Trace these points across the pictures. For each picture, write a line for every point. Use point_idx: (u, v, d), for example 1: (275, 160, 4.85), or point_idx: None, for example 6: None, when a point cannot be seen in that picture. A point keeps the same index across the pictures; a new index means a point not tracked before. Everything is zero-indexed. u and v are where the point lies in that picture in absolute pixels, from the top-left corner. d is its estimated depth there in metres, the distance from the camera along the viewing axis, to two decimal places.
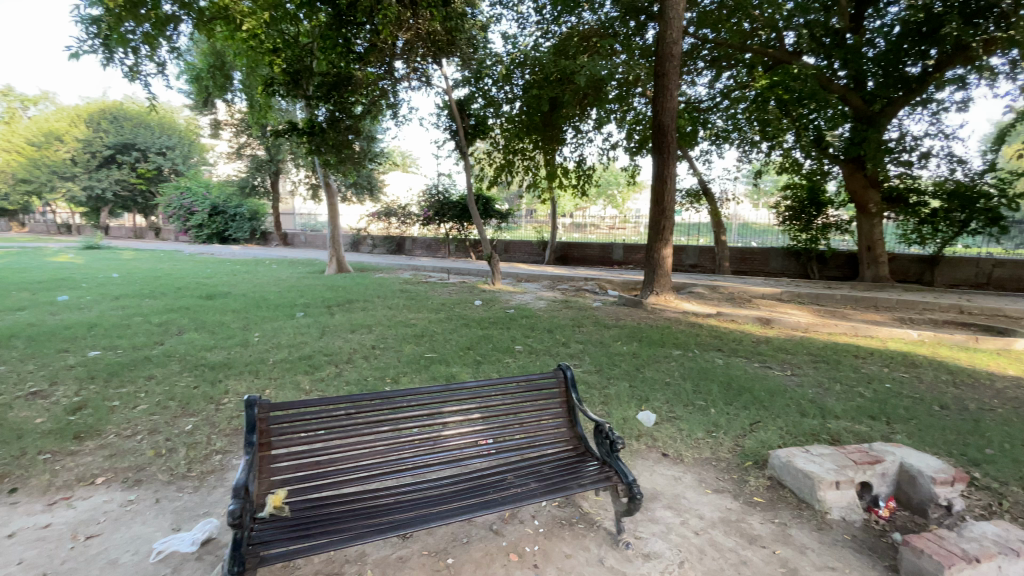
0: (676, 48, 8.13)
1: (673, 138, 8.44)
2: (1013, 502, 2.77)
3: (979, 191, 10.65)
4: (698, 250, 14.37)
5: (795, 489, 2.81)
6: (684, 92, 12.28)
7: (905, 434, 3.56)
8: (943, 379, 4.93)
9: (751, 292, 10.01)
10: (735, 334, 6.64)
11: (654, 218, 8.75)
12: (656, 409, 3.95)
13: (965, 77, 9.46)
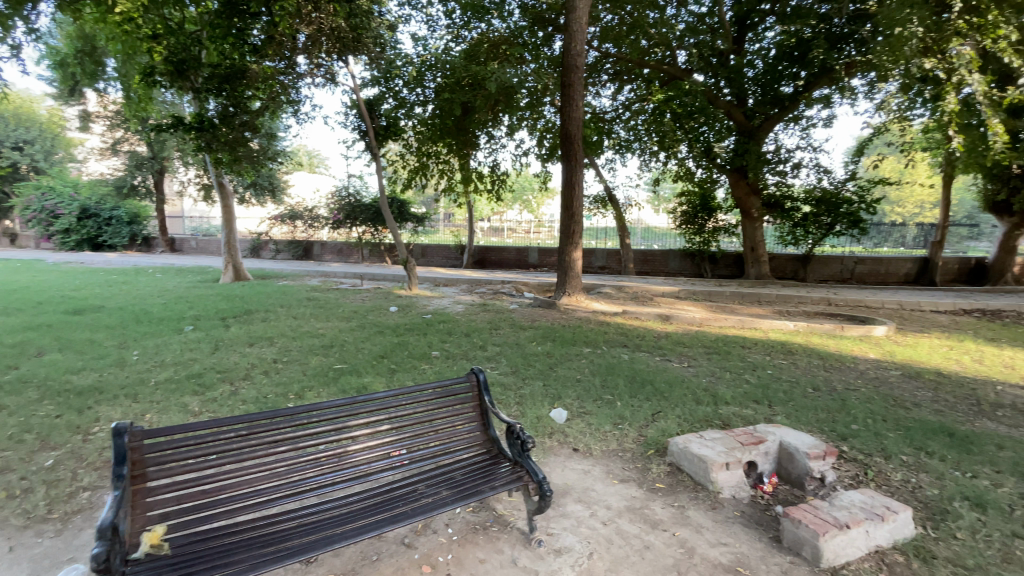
0: (581, 60, 8.51)
1: (579, 146, 8.78)
2: (867, 467, 3.21)
3: (844, 197, 12.26)
4: (606, 253, 15.26)
5: (691, 472, 3.03)
6: (590, 102, 12.87)
7: (782, 414, 3.99)
8: (814, 364, 5.59)
9: (653, 291, 10.72)
10: (641, 331, 7.06)
11: (565, 223, 9.10)
12: (568, 405, 4.08)
13: (829, 96, 10.84)
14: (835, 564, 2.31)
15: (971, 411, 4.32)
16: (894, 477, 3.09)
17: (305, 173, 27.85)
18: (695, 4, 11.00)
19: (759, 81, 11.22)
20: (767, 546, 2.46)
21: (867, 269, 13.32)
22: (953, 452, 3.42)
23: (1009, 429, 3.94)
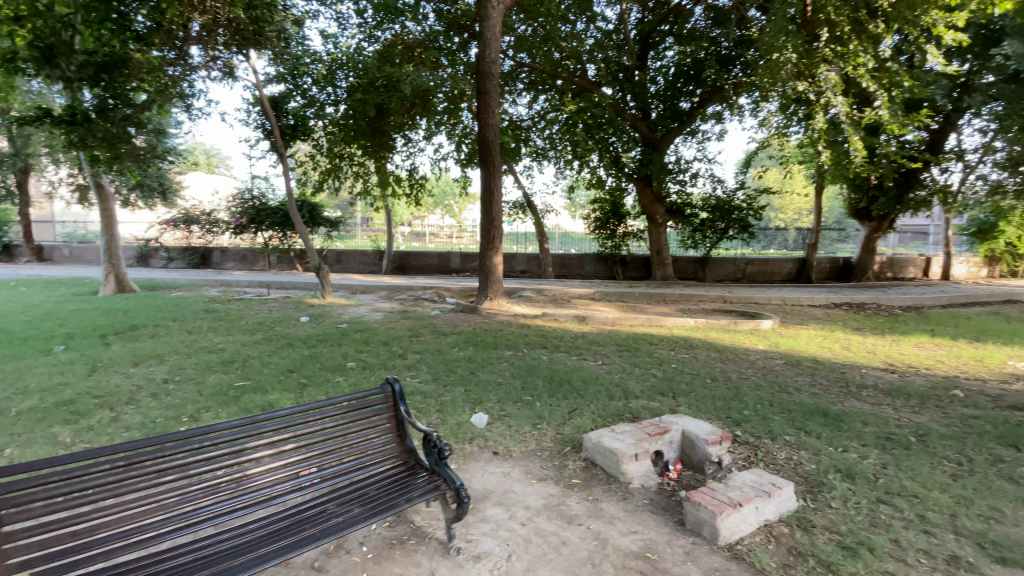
0: (496, 68, 8.61)
1: (496, 152, 8.89)
2: (756, 448, 3.56)
3: (735, 205, 13.56)
4: (526, 257, 15.53)
5: (604, 466, 3.17)
6: (507, 109, 13.09)
7: (685, 405, 4.31)
8: (713, 357, 6.10)
9: (571, 294, 11.11)
10: (559, 332, 7.29)
11: (485, 227, 9.15)
12: (489, 409, 4.11)
13: (721, 113, 11.91)
14: (731, 541, 2.53)
15: (839, 392, 4.95)
16: (779, 456, 3.45)
17: (202, 173, 25.56)
18: (603, 21, 11.61)
19: (660, 97, 12.18)
20: (673, 530, 2.64)
21: (756, 269, 14.77)
22: (826, 429, 3.89)
23: (868, 406, 4.56)
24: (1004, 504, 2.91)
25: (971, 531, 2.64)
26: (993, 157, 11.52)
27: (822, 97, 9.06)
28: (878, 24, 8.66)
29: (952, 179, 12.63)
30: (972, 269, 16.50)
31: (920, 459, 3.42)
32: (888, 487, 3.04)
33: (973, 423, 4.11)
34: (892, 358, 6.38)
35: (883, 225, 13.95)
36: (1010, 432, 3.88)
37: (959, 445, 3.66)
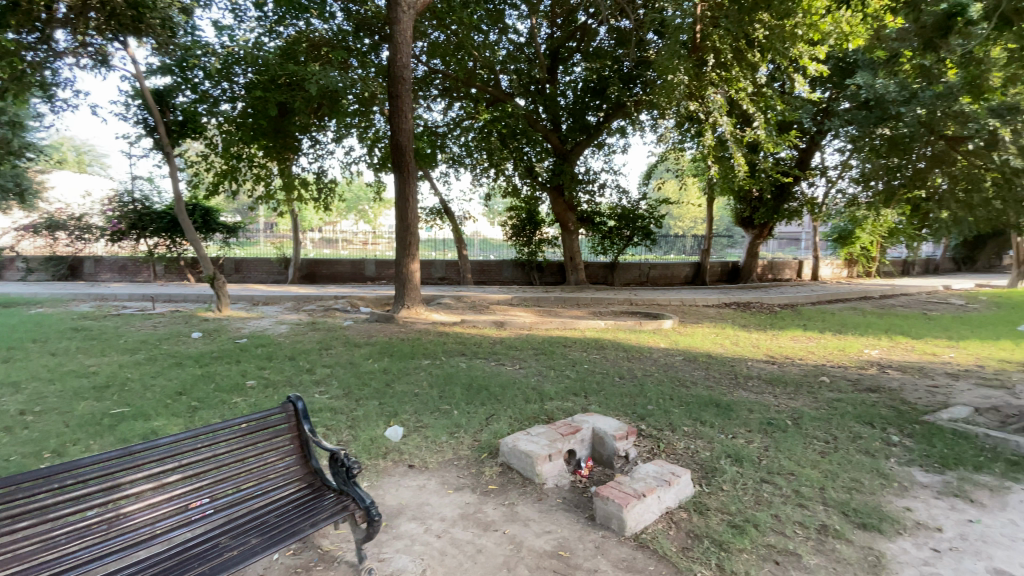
0: (408, 73, 8.50)
1: (411, 158, 8.75)
2: (659, 440, 3.82)
3: (639, 214, 14.61)
4: (444, 264, 15.29)
5: (520, 469, 3.23)
6: (421, 115, 12.94)
7: (596, 403, 4.51)
8: (621, 356, 6.46)
9: (489, 300, 11.19)
10: (477, 339, 7.30)
11: (400, 234, 8.95)
12: (404, 421, 4.01)
13: (625, 128, 12.69)
14: (636, 530, 2.69)
15: (730, 383, 5.46)
16: (679, 446, 3.73)
17: (71, 172, 22.50)
18: (515, 33, 11.89)
19: (570, 110, 12.66)
20: (584, 526, 2.74)
21: (658, 272, 15.86)
22: (718, 418, 4.27)
23: (754, 395, 5.07)
24: (860, 474, 3.37)
25: (835, 500, 3.02)
26: (848, 174, 13.39)
27: (710, 116, 9.96)
28: (754, 53, 9.73)
29: (818, 192, 14.46)
30: (835, 270, 18.98)
31: (795, 440, 3.86)
32: (770, 467, 3.40)
33: (836, 404, 4.72)
34: (773, 350, 7.16)
35: (764, 232, 15.61)
36: (864, 411, 4.51)
37: (825, 426, 4.18)
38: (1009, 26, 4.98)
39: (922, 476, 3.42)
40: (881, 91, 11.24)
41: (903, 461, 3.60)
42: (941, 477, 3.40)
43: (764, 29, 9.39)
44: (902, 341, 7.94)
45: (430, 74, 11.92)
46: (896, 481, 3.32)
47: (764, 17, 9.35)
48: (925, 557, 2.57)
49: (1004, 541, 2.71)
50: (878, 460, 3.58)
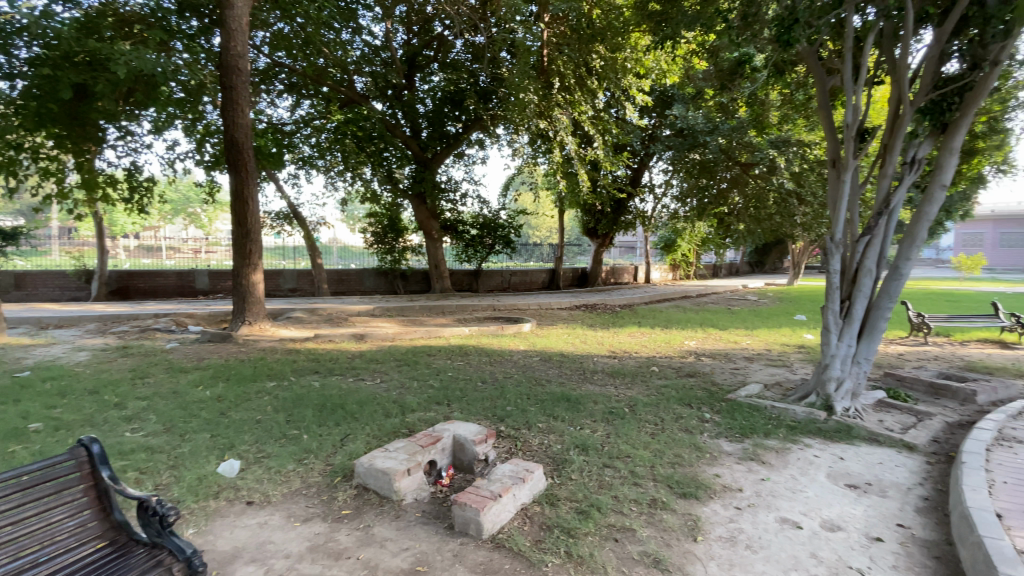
0: (244, 63, 7.69)
1: (250, 158, 7.90)
2: (516, 440, 3.99)
3: (500, 223, 15.11)
4: (295, 273, 14.11)
5: (377, 488, 3.11)
6: (264, 110, 11.81)
7: (458, 410, 4.55)
8: (483, 361, 6.63)
9: (348, 311, 10.60)
10: (332, 354, 6.85)
11: (238, 242, 8.03)
12: (242, 453, 3.59)
13: (482, 139, 13.07)
14: (493, 531, 2.77)
15: (580, 379, 5.94)
16: (534, 443, 3.93)
17: None
18: (369, 35, 11.49)
19: (429, 117, 12.62)
20: (442, 536, 2.74)
21: (519, 279, 16.71)
22: (569, 413, 4.62)
23: (600, 388, 5.59)
24: (681, 449, 3.92)
25: (662, 475, 3.46)
26: (670, 192, 15.59)
27: (558, 134, 10.74)
28: (593, 80, 10.77)
29: (649, 207, 16.51)
30: (664, 275, 21.66)
31: (632, 425, 4.34)
32: (611, 453, 3.77)
33: (665, 390, 5.42)
34: (616, 347, 7.98)
35: (607, 241, 17.31)
36: (685, 395, 5.26)
37: (656, 410, 4.78)
38: (778, 77, 6.23)
39: (727, 445, 4.09)
40: (693, 122, 12.86)
41: (714, 434, 4.28)
42: (741, 444, 4.11)
43: (600, 59, 10.48)
44: (714, 332, 9.46)
45: (274, 67, 10.88)
46: (709, 452, 3.92)
47: (600, 49, 10.52)
48: (729, 514, 3.07)
49: (783, 491, 3.37)
50: (695, 436, 4.20)
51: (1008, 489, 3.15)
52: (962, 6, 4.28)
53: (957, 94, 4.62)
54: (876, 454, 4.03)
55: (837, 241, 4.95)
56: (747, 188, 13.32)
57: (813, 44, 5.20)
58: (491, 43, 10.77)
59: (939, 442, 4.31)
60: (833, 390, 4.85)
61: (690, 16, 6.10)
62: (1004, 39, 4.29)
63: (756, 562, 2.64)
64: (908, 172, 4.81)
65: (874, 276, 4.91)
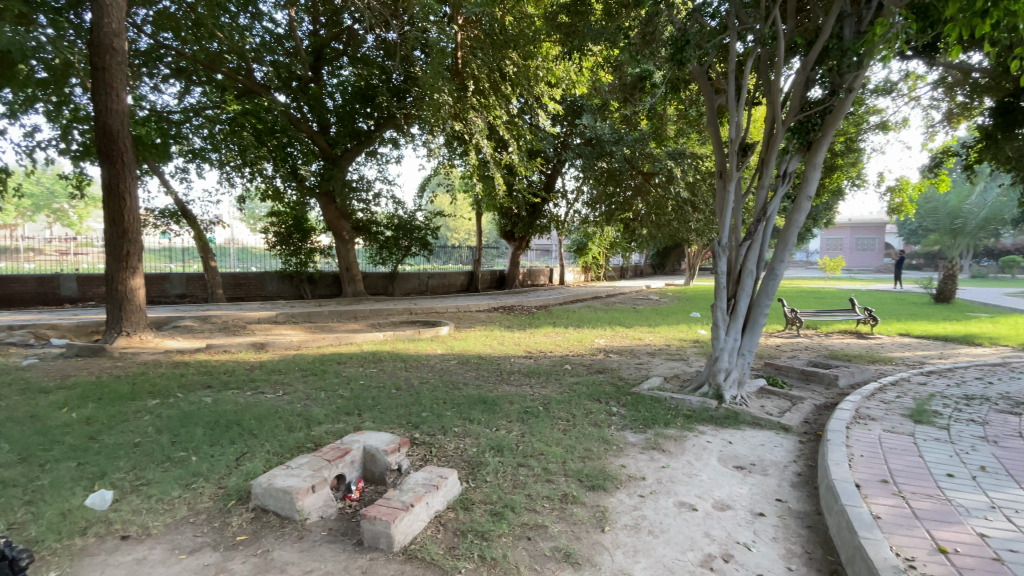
0: (121, 42, 6.84)
1: (127, 148, 7.02)
2: (431, 446, 3.92)
3: (416, 225, 14.69)
4: (184, 278, 12.84)
5: (277, 509, 2.89)
6: (146, 96, 10.60)
7: (369, 420, 4.38)
8: (398, 367, 6.45)
9: (247, 318, 9.79)
10: (228, 365, 6.28)
11: (113, 242, 7.10)
12: (116, 482, 3.16)
13: (395, 139, 12.72)
14: (405, 543, 2.68)
15: (496, 380, 5.98)
16: (449, 448, 3.89)
17: None
18: (270, 22, 10.74)
19: (338, 113, 12.05)
20: (350, 554, 2.61)
21: (436, 281, 16.52)
22: (484, 414, 4.63)
23: (515, 388, 5.68)
24: (591, 443, 4.08)
25: (573, 470, 3.59)
26: (581, 198, 16.26)
27: (473, 137, 10.77)
28: (506, 86, 10.93)
29: (562, 212, 17.06)
30: (576, 276, 23.15)
31: (546, 423, 4.45)
32: (525, 452, 3.83)
33: (576, 387, 5.63)
34: (531, 347, 8.14)
35: (523, 244, 17.64)
36: (596, 391, 5.50)
37: (568, 407, 4.94)
38: (674, 93, 6.76)
39: (632, 436, 4.33)
40: (600, 132, 13.63)
41: (621, 427, 4.51)
42: (644, 435, 4.37)
43: (513, 66, 10.61)
44: (621, 330, 10.00)
45: (160, 49, 10.06)
46: (616, 444, 4.13)
47: (513, 55, 10.64)
48: (633, 503, 3.25)
49: (681, 477, 3.64)
50: (604, 429, 4.41)
51: (863, 460, 3.64)
52: (823, 39, 4.88)
53: (819, 116, 5.27)
54: (758, 437, 4.48)
55: (723, 244, 5.45)
56: (649, 197, 14.22)
57: (704, 65, 5.66)
58: (404, 40, 10.53)
59: (809, 423, 4.90)
60: (722, 379, 5.33)
61: (597, 30, 6.39)
62: (857, 69, 4.93)
63: (657, 546, 2.82)
64: (781, 183, 5.40)
65: (754, 276, 5.46)
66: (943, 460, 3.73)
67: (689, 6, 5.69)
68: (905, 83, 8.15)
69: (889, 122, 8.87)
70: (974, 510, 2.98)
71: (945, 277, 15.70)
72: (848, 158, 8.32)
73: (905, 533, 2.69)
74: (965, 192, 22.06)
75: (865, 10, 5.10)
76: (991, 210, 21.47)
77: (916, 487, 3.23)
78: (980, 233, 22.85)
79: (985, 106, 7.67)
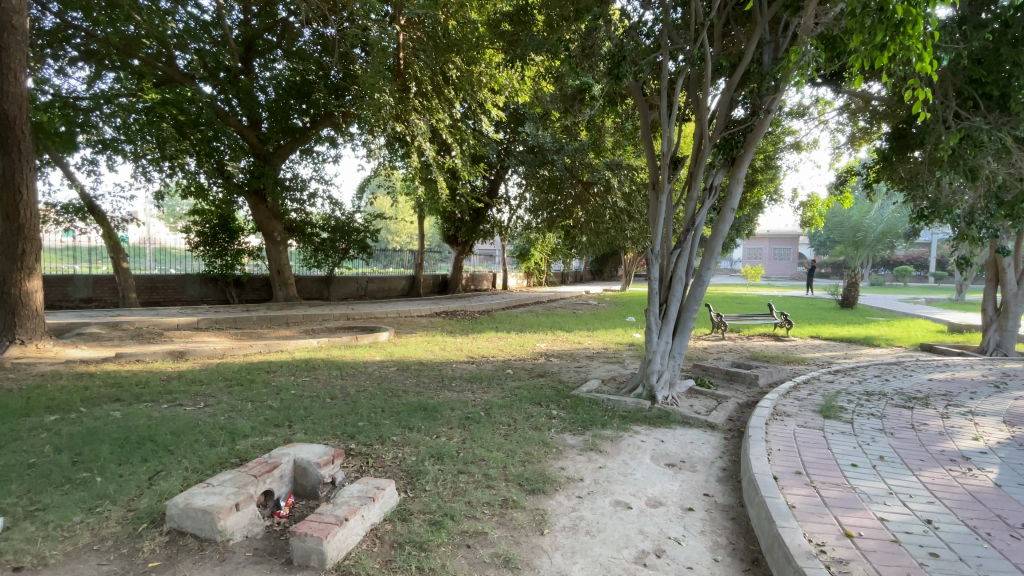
0: (21, 20, 6.15)
1: (25, 136, 6.30)
2: (368, 456, 3.79)
3: (354, 227, 14.25)
4: (90, 280, 11.65)
5: (195, 531, 2.68)
6: (49, 79, 9.57)
7: (301, 431, 4.17)
8: (333, 375, 6.20)
9: (163, 325, 9.01)
10: (141, 376, 5.76)
11: (5, 240, 6.32)
12: (5, 508, 2.81)
13: (333, 137, 12.28)
14: (338, 559, 2.58)
15: (436, 386, 5.89)
16: (387, 458, 3.78)
17: None
18: (196, 8, 10.07)
19: (270, 108, 11.44)
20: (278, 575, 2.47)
21: (376, 286, 16.07)
22: (424, 422, 4.55)
23: (457, 394, 5.62)
24: (531, 447, 4.12)
25: (514, 474, 3.60)
26: (524, 204, 16.46)
27: (415, 139, 10.56)
28: (450, 90, 10.89)
29: (505, 217, 17.16)
30: (519, 281, 23.46)
31: (487, 429, 4.44)
32: (465, 458, 3.80)
33: (517, 391, 5.67)
34: (473, 352, 8.11)
35: (466, 249, 17.63)
36: (536, 394, 5.56)
37: (509, 411, 4.96)
38: (611, 106, 7.03)
39: (571, 438, 4.42)
40: (542, 140, 13.91)
41: (560, 430, 4.59)
42: (583, 436, 4.48)
43: (456, 70, 10.59)
44: (561, 334, 10.20)
45: (69, 30, 9.23)
46: (555, 447, 4.19)
47: (456, 59, 10.58)
48: (572, 504, 3.31)
49: (617, 477, 3.75)
50: (544, 433, 4.46)
51: (780, 454, 3.93)
52: (746, 63, 5.26)
53: (743, 133, 5.64)
54: (688, 435, 4.72)
55: (656, 252, 5.71)
56: (588, 206, 14.68)
57: (639, 81, 5.95)
58: (342, 37, 10.13)
59: (732, 420, 5.22)
60: (655, 381, 5.56)
61: (538, 40, 6.51)
62: (774, 93, 5.35)
63: (594, 546, 2.88)
64: (708, 196, 5.75)
65: (684, 282, 5.77)
66: (848, 451, 4.10)
67: (625, 24, 6.00)
68: (815, 108, 8.98)
69: (802, 143, 9.71)
70: (875, 496, 3.30)
71: (849, 285, 17.34)
72: (767, 174, 9.04)
73: (816, 520, 2.93)
74: (866, 208, 24.48)
75: (781, 38, 5.56)
76: (887, 225, 23.92)
77: (825, 477, 3.53)
78: (878, 246, 25.47)
79: (882, 132, 8.60)
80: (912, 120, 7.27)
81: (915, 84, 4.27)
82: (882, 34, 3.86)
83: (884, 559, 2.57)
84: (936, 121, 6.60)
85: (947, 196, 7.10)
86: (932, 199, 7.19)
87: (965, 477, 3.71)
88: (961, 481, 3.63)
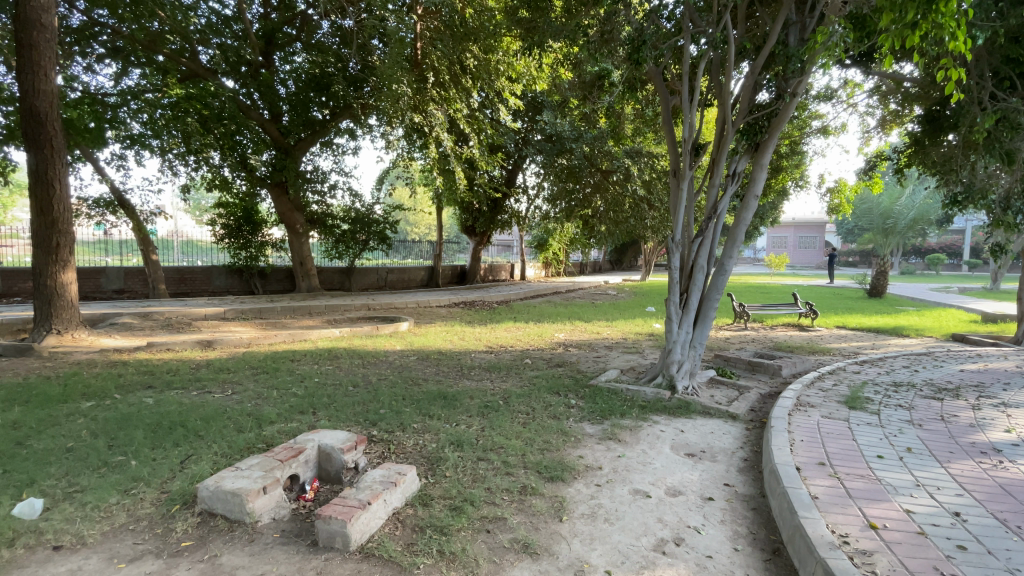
0: (51, 18, 6.31)
1: (57, 132, 6.49)
2: (390, 443, 3.86)
3: (373, 218, 14.37)
4: (122, 272, 12.19)
5: (224, 513, 2.78)
6: (77, 76, 9.86)
7: (325, 418, 4.27)
8: (355, 363, 6.33)
9: (191, 315, 9.30)
10: (172, 364, 5.98)
11: (40, 233, 6.56)
12: (46, 488, 2.96)
13: (352, 129, 12.34)
14: (362, 542, 2.64)
15: (455, 375, 5.97)
16: (408, 445, 3.84)
17: None
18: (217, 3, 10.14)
19: (290, 101, 11.56)
20: (304, 555, 2.55)
21: (396, 276, 16.33)
22: (444, 409, 4.61)
23: (476, 382, 5.67)
24: (550, 436, 4.14)
25: (533, 462, 3.63)
26: (541, 194, 16.38)
27: (433, 130, 10.55)
28: (467, 80, 10.79)
29: (523, 208, 17.18)
30: (537, 271, 23.50)
31: (505, 417, 4.48)
32: (485, 446, 3.85)
33: (535, 381, 5.69)
34: (491, 342, 8.16)
35: (484, 239, 17.63)
36: (554, 383, 5.58)
37: (527, 400, 4.99)
38: (630, 92, 6.87)
39: (590, 428, 4.43)
40: (560, 129, 13.77)
41: (579, 419, 4.61)
42: (601, 426, 4.48)
43: (474, 58, 10.50)
44: (580, 325, 10.15)
45: (95, 27, 9.40)
46: (574, 436, 4.20)
47: (473, 48, 10.50)
48: (590, 492, 3.32)
49: (636, 465, 3.75)
50: (562, 422, 4.48)
51: (804, 444, 3.87)
52: (772, 44, 5.06)
53: (767, 119, 5.48)
54: (708, 425, 4.68)
55: (676, 241, 5.62)
56: (607, 194, 14.52)
57: (659, 65, 5.84)
58: (359, 29, 10.08)
59: (755, 411, 5.15)
60: (676, 370, 5.52)
61: (557, 27, 6.41)
62: (800, 75, 5.19)
63: (613, 533, 2.89)
64: (731, 183, 5.59)
65: (705, 271, 5.68)
66: (874, 442, 4.01)
67: (646, 8, 5.86)
68: (844, 90, 8.66)
69: (830, 127, 9.39)
70: (901, 487, 3.24)
71: (877, 273, 16.84)
72: (793, 159, 8.83)
73: (840, 511, 2.89)
74: (896, 195, 23.74)
75: (808, 18, 5.36)
76: (919, 211, 23.44)
77: (850, 468, 3.47)
78: (909, 233, 24.75)
79: (914, 114, 8.26)
80: (946, 102, 6.97)
81: (948, 65, 3.99)
82: (914, 12, 3.68)
83: (909, 551, 2.53)
84: (971, 102, 6.26)
85: (983, 180, 6.89)
86: (966, 183, 6.99)
87: (995, 469, 3.60)
88: (991, 473, 3.53)
